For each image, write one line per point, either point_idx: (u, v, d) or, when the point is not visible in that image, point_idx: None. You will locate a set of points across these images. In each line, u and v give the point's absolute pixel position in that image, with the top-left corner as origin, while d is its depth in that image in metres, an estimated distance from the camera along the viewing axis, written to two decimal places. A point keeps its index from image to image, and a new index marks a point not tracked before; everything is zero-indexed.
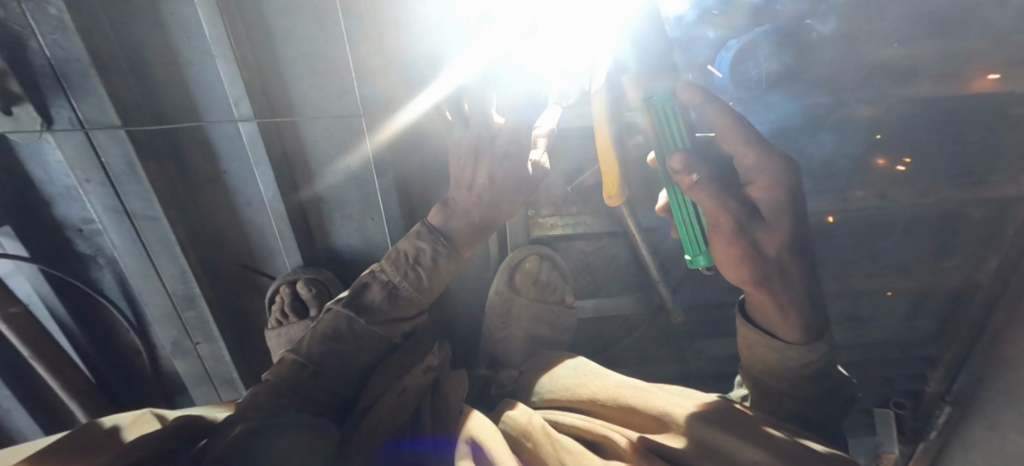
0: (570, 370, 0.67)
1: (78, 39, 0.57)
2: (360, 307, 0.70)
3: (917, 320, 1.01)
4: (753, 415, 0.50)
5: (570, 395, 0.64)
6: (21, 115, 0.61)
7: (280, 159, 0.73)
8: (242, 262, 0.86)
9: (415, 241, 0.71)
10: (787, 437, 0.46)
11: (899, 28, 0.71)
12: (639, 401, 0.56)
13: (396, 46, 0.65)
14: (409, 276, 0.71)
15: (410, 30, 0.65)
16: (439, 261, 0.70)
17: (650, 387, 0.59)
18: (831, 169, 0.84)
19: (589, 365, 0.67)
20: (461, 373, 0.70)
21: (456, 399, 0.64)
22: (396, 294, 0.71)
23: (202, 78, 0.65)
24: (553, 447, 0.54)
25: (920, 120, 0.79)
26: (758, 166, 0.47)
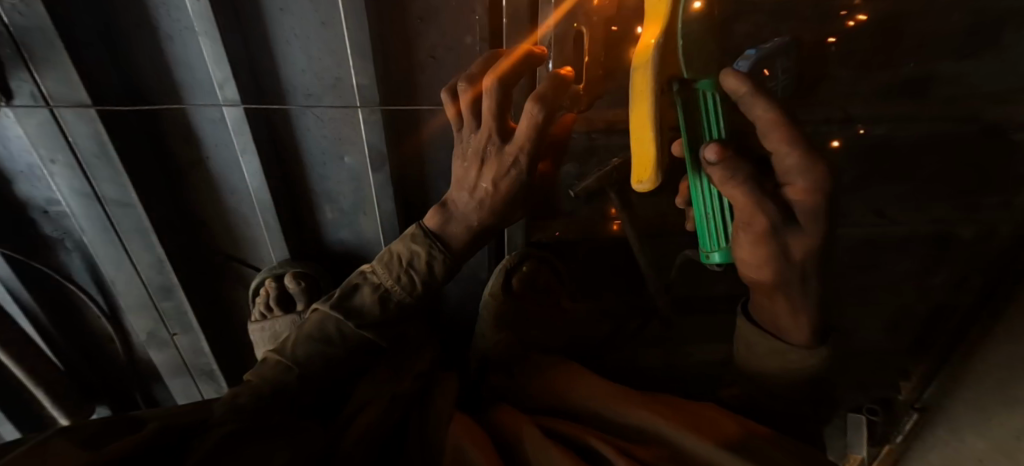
0: (561, 374, 0.66)
1: (40, 7, 0.51)
2: (349, 310, 0.66)
3: (896, 332, 1.05)
4: (719, 413, 0.51)
5: (561, 399, 0.63)
6: None
7: (268, 148, 0.68)
8: (224, 253, 0.81)
9: (409, 243, 0.68)
10: (763, 436, 0.47)
11: (920, 46, 0.67)
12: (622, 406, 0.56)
13: (432, 46, 0.62)
14: (403, 281, 0.67)
15: (447, 30, 0.61)
16: (433, 266, 0.67)
17: (632, 391, 0.59)
18: (833, 185, 0.83)
19: (583, 369, 0.67)
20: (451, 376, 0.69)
21: (445, 404, 0.62)
22: (387, 298, 0.68)
23: (182, 55, 0.60)
24: (545, 455, 0.52)
25: (926, 140, 0.78)
26: (800, 168, 0.44)
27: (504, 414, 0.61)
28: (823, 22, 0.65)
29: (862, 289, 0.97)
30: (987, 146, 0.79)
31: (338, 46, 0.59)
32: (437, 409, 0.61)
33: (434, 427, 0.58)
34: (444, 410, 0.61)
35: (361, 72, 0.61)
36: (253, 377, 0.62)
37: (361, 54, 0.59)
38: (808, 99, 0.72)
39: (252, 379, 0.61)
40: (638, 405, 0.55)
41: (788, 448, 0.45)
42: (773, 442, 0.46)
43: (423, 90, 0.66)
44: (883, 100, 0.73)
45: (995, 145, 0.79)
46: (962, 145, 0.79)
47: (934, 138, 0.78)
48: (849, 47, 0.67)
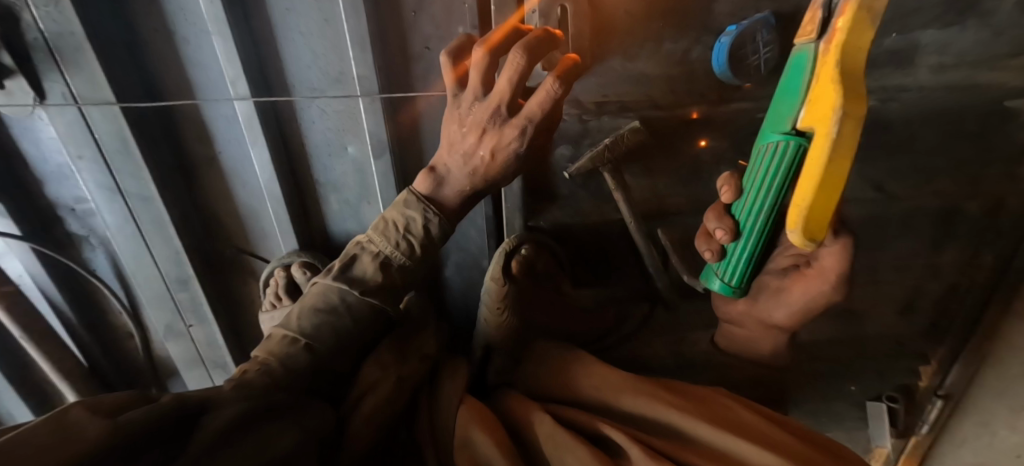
0: (572, 366, 0.69)
1: (71, 11, 0.57)
2: (352, 279, 0.68)
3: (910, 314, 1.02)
4: (733, 410, 0.56)
5: (574, 391, 0.66)
6: (15, 88, 0.62)
7: (277, 141, 0.72)
8: (236, 246, 0.84)
9: (404, 210, 0.68)
10: (778, 431, 0.52)
11: (900, 17, 0.69)
12: (639, 400, 0.59)
13: (424, 36, 0.66)
14: (399, 245, 0.68)
15: (439, 20, 0.65)
16: (427, 228, 0.68)
17: (647, 383, 0.61)
18: None
19: (593, 361, 0.69)
20: (461, 362, 0.71)
21: (455, 390, 0.64)
22: (388, 265, 0.69)
23: (196, 55, 0.65)
24: (567, 445, 0.54)
25: (921, 113, 0.78)
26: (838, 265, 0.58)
27: (523, 407, 0.64)
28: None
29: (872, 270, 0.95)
30: (985, 116, 0.78)
31: (340, 40, 0.64)
32: (446, 396, 0.63)
33: (445, 412, 0.61)
34: (452, 397, 0.63)
35: (361, 64, 0.65)
36: (260, 352, 0.64)
37: (361, 46, 0.64)
38: None
39: (258, 354, 0.63)
40: (657, 402, 0.58)
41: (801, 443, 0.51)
42: (794, 439, 0.51)
43: (421, 80, 0.69)
44: (870, 73, 0.74)
45: (991, 113, 0.78)
46: (958, 115, 0.78)
47: (928, 109, 0.78)
48: None
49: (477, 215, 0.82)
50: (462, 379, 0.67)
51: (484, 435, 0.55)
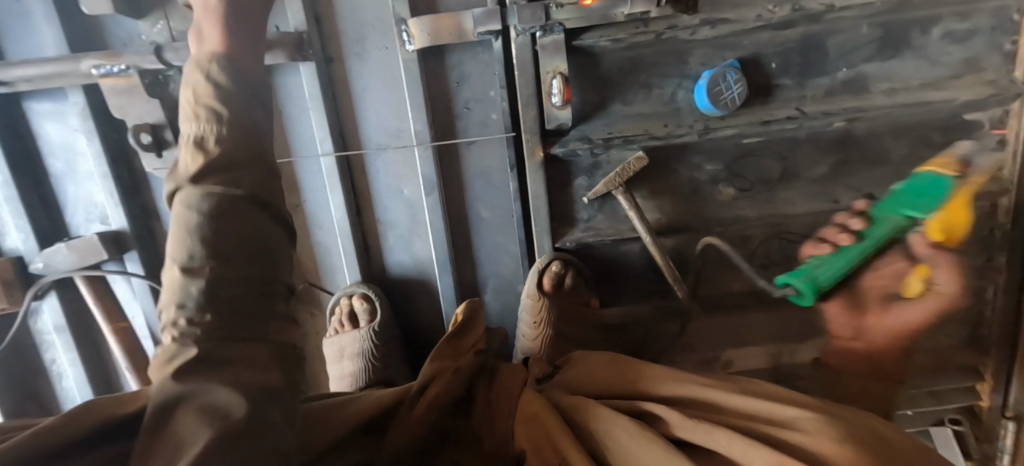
0: (613, 364, 0.60)
1: None
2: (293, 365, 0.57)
3: (947, 326, 1.02)
4: (783, 390, 0.49)
5: (612, 382, 0.58)
6: (168, 156, 0.84)
7: (349, 187, 0.91)
8: (308, 281, 0.98)
9: (200, 69, 0.57)
10: (844, 408, 0.45)
11: (840, 55, 0.86)
12: (682, 383, 0.52)
13: (460, 98, 0.87)
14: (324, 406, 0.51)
15: (471, 85, 0.87)
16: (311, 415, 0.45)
17: (689, 370, 0.55)
18: (822, 177, 0.94)
19: (629, 357, 0.62)
20: (515, 367, 0.62)
21: (512, 386, 0.57)
22: (205, 145, 0.52)
23: (298, 124, 0.88)
24: (604, 422, 0.47)
25: (887, 129, 0.90)
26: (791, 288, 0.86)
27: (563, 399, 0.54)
28: (757, 46, 0.85)
29: None
30: (945, 127, 0.90)
31: (399, 106, 0.88)
32: (501, 389, 0.57)
33: (500, 399, 0.55)
34: (508, 394, 0.55)
35: (418, 121, 0.87)
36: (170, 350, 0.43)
37: (417, 107, 0.86)
38: (770, 103, 0.88)
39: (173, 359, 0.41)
40: (699, 382, 0.52)
41: (874, 423, 0.43)
42: (856, 412, 0.45)
43: (461, 130, 0.89)
44: (833, 98, 0.88)
45: (952, 124, 0.90)
46: (921, 128, 0.90)
47: (894, 125, 0.90)
48: (784, 61, 0.87)
49: (511, 242, 0.95)
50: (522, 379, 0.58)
51: (547, 423, 0.49)
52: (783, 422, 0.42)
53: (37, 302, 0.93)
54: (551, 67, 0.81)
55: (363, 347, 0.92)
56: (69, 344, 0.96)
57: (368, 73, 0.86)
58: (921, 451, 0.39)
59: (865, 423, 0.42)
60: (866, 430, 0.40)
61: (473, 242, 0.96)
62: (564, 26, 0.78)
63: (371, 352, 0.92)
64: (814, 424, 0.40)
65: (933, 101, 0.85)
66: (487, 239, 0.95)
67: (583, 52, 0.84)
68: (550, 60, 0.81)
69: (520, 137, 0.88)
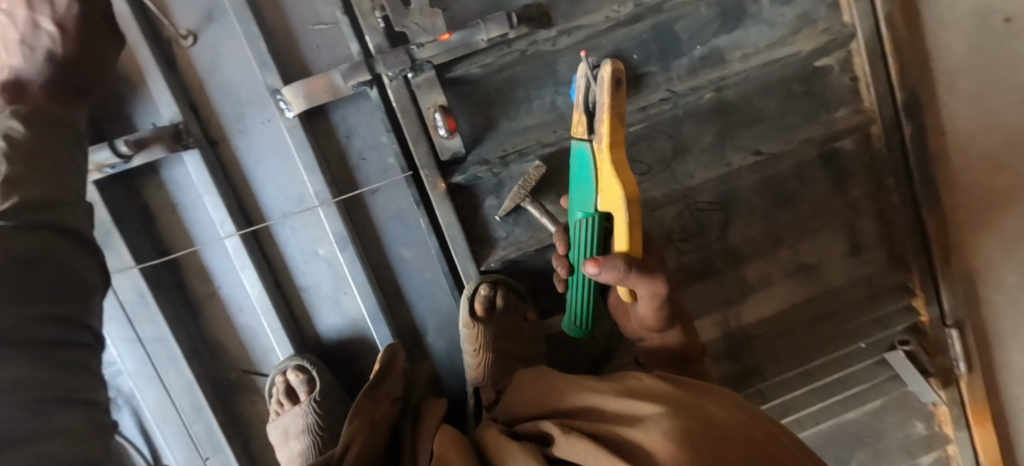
0: (537, 385, 0.68)
1: (104, 208, 0.81)
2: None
3: (864, 253, 1.08)
4: (650, 384, 0.57)
5: (532, 406, 0.65)
6: None
7: (262, 262, 0.90)
8: (241, 368, 0.94)
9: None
10: (690, 398, 0.52)
11: (692, 34, 0.93)
12: (575, 395, 0.60)
13: (353, 152, 0.90)
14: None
15: (361, 137, 0.90)
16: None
17: (586, 381, 0.63)
18: (713, 145, 0.98)
19: (550, 374, 0.70)
20: (438, 405, 0.67)
21: (433, 422, 0.61)
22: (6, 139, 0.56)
23: (194, 213, 0.87)
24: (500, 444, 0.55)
25: (752, 89, 0.97)
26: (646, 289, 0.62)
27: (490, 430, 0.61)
28: (615, 43, 0.91)
29: (799, 220, 1.05)
30: (802, 76, 0.98)
31: (294, 171, 0.88)
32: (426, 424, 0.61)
33: (422, 438, 0.58)
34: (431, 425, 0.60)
35: (314, 182, 0.87)
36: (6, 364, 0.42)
37: (311, 169, 0.86)
38: (642, 90, 0.94)
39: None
40: (587, 393, 0.59)
41: (709, 408, 0.51)
42: (700, 399, 0.52)
43: (360, 181, 0.91)
44: (697, 73, 0.94)
45: (808, 73, 0.98)
46: (782, 82, 0.98)
47: (757, 85, 0.97)
48: (644, 51, 0.92)
49: (438, 277, 0.95)
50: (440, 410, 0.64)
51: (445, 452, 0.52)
52: (640, 420, 0.50)
53: None
54: (428, 102, 0.85)
55: (308, 422, 0.87)
56: None
57: (254, 146, 0.87)
58: (739, 433, 0.48)
59: (699, 412, 0.50)
60: (690, 419, 0.48)
61: (401, 285, 0.95)
62: (432, 63, 0.83)
63: (316, 424, 0.87)
64: (658, 423, 0.47)
65: (782, 57, 0.94)
66: (414, 279, 0.95)
67: (457, 82, 0.88)
68: (425, 96, 0.85)
69: (419, 174, 0.89)
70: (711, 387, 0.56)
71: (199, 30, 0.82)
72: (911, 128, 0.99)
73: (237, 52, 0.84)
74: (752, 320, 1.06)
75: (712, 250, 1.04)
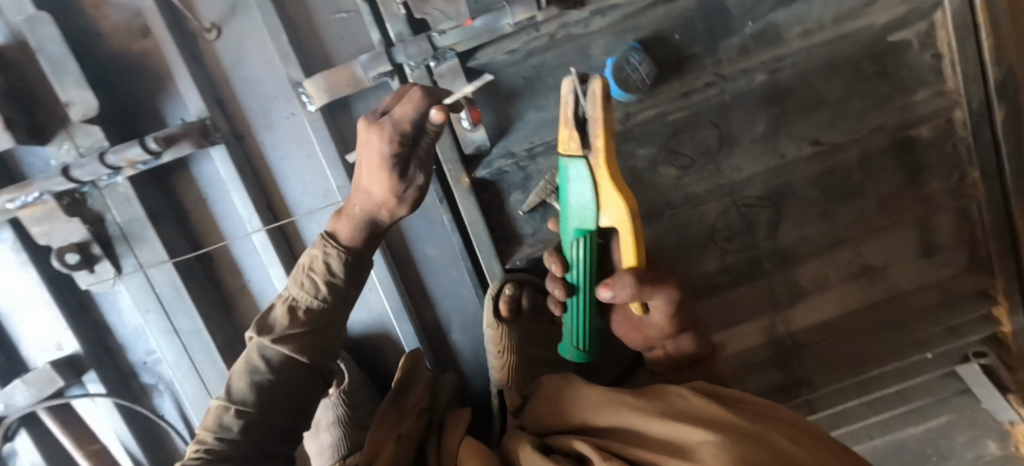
0: (567, 395, 0.62)
1: (137, 204, 0.82)
2: (264, 326, 0.67)
3: (935, 254, 0.96)
4: (698, 401, 0.48)
5: (563, 420, 0.60)
6: (102, 270, 0.85)
7: (290, 257, 0.90)
8: None
9: None
10: (751, 425, 0.43)
11: (747, 8, 0.81)
12: (609, 412, 0.53)
13: None
14: (306, 289, 0.68)
15: None
16: (331, 264, 0.68)
17: (623, 392, 0.56)
18: (762, 136, 0.89)
19: (581, 381, 0.63)
20: (461, 412, 0.67)
21: (455, 430, 0.61)
22: None
23: (223, 210, 0.88)
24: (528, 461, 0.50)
25: (813, 72, 0.86)
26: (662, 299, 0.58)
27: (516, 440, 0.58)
28: (656, 22, 0.81)
29: (859, 216, 0.95)
30: (874, 54, 0.85)
31: (319, 165, 0.87)
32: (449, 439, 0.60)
33: (447, 454, 0.56)
34: (454, 440, 0.58)
35: (338, 178, 0.86)
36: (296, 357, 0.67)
37: (334, 164, 0.85)
38: (686, 75, 0.84)
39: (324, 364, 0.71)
40: (622, 408, 0.52)
41: (776, 439, 0.41)
42: (765, 427, 0.43)
43: None
44: (750, 54, 0.83)
45: (882, 51, 0.85)
46: (850, 62, 0.85)
47: (818, 67, 0.85)
48: (688, 31, 0.82)
49: (462, 275, 0.93)
50: (462, 424, 0.62)
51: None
52: (687, 450, 0.42)
53: (10, 444, 0.92)
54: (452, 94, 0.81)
55: (336, 414, 0.88)
56: None
57: (281, 142, 0.86)
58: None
59: (764, 443, 0.41)
60: (752, 451, 0.39)
61: (426, 282, 0.94)
62: (455, 50, 0.78)
63: (346, 417, 0.88)
64: (714, 456, 0.39)
65: (851, 32, 0.82)
66: (439, 276, 0.94)
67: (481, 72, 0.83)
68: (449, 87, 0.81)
69: (442, 169, 0.86)
70: (773, 413, 0.47)
71: (223, 22, 0.80)
72: (1004, 114, 0.86)
73: (260, 46, 0.82)
74: (801, 326, 0.98)
75: (758, 250, 0.96)
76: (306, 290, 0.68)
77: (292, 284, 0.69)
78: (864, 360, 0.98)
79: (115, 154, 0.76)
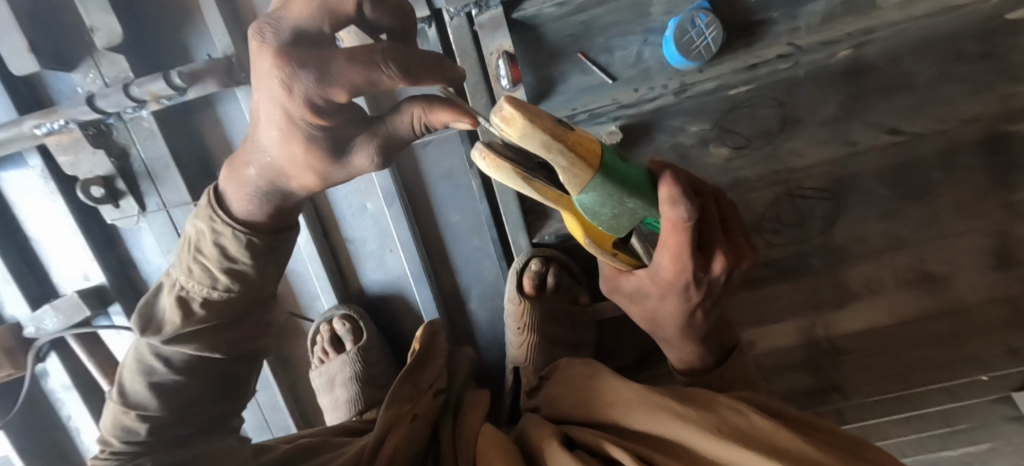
0: (591, 384, 0.58)
1: (161, 141, 0.80)
2: (181, 310, 0.54)
3: (1012, 268, 0.85)
4: (760, 420, 0.43)
5: (586, 411, 0.55)
6: (126, 206, 0.84)
7: (310, 208, 0.87)
8: (288, 310, 0.96)
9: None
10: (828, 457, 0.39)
11: None
12: (648, 417, 0.48)
13: None
14: (195, 276, 0.54)
15: None
16: (226, 246, 0.53)
17: (660, 391, 0.51)
18: (831, 119, 0.79)
19: (607, 371, 0.59)
20: (479, 396, 0.64)
21: (474, 419, 0.58)
22: None
23: None
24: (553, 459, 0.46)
25: (905, 49, 0.74)
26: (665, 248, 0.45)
27: (536, 430, 0.54)
28: None
29: (928, 219, 0.85)
30: (985, 33, 0.72)
31: None
32: (466, 421, 0.58)
33: (462, 439, 0.54)
34: (472, 424, 0.57)
35: None
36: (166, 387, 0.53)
37: None
38: (754, 44, 0.74)
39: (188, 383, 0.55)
40: (665, 415, 0.47)
41: None
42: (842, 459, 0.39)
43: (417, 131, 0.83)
44: (834, 24, 0.72)
45: (994, 29, 0.72)
46: (952, 40, 0.73)
47: (913, 44, 0.73)
48: None
49: (486, 243, 0.89)
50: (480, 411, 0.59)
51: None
52: None
53: (42, 364, 0.96)
54: (492, 49, 0.74)
55: (351, 371, 0.88)
56: (79, 401, 0.98)
57: None
58: None
59: None
60: None
61: (448, 248, 0.90)
62: None
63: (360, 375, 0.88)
64: None
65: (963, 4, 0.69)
66: (462, 243, 0.90)
67: (525, 24, 0.75)
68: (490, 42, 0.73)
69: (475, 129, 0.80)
70: (840, 435, 0.43)
71: None
72: None
73: None
74: (846, 332, 0.91)
75: (807, 246, 0.88)
76: (199, 277, 0.54)
77: (178, 269, 0.55)
78: (908, 371, 0.85)
79: (139, 87, 0.73)
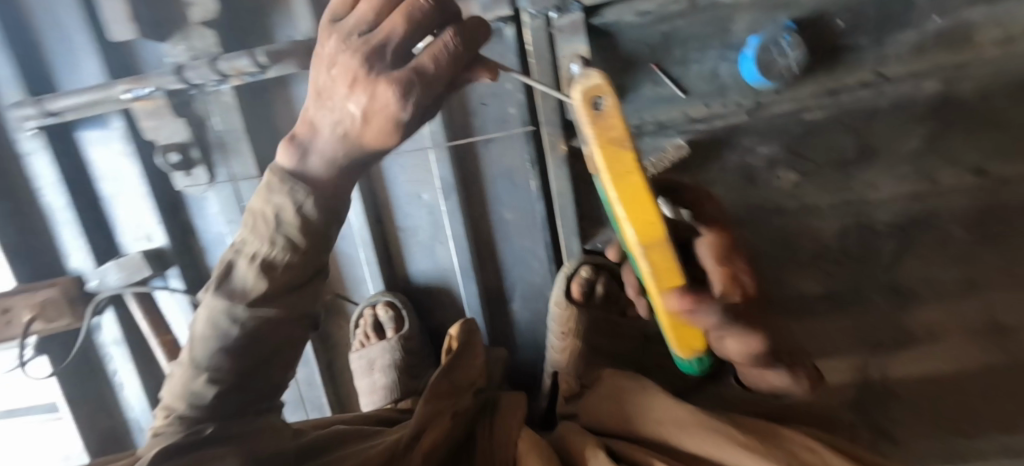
0: (638, 402, 0.57)
1: (238, 115, 0.83)
2: (233, 292, 0.48)
3: None
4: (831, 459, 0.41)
5: (631, 426, 0.54)
6: (197, 174, 0.87)
7: (368, 193, 0.89)
8: (334, 291, 0.98)
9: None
10: None
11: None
12: (699, 438, 0.46)
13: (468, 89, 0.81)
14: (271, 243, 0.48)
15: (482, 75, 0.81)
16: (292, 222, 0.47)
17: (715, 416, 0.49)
18: (909, 153, 0.76)
19: (655, 391, 0.57)
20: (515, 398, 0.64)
21: (512, 421, 0.57)
22: None
23: None
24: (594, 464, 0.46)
25: (999, 88, 0.70)
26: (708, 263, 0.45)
27: (577, 439, 0.54)
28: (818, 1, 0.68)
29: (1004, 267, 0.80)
30: None
31: None
32: (504, 423, 0.57)
33: (501, 438, 0.54)
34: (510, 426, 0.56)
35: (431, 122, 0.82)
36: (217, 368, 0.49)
37: None
38: (837, 70, 0.72)
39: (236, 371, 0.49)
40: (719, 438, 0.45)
41: None
42: None
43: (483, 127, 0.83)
44: (925, 56, 0.69)
45: None
46: None
47: (1008, 84, 0.70)
48: (855, 17, 0.69)
49: (537, 246, 0.88)
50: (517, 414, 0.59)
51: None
52: None
53: (98, 317, 1.00)
54: (568, 53, 0.74)
55: (391, 358, 0.89)
56: (128, 356, 1.02)
57: None
58: None
59: None
60: None
61: (498, 246, 0.90)
62: (581, 3, 0.71)
63: (399, 362, 0.89)
64: None
65: None
66: (512, 243, 0.90)
67: (604, 31, 0.75)
68: (567, 45, 0.74)
69: (540, 131, 0.80)
70: None
71: None
72: None
73: None
74: (902, 376, 0.86)
75: (870, 282, 0.85)
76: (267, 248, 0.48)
77: (252, 235, 0.49)
78: None
79: (225, 62, 0.75)
